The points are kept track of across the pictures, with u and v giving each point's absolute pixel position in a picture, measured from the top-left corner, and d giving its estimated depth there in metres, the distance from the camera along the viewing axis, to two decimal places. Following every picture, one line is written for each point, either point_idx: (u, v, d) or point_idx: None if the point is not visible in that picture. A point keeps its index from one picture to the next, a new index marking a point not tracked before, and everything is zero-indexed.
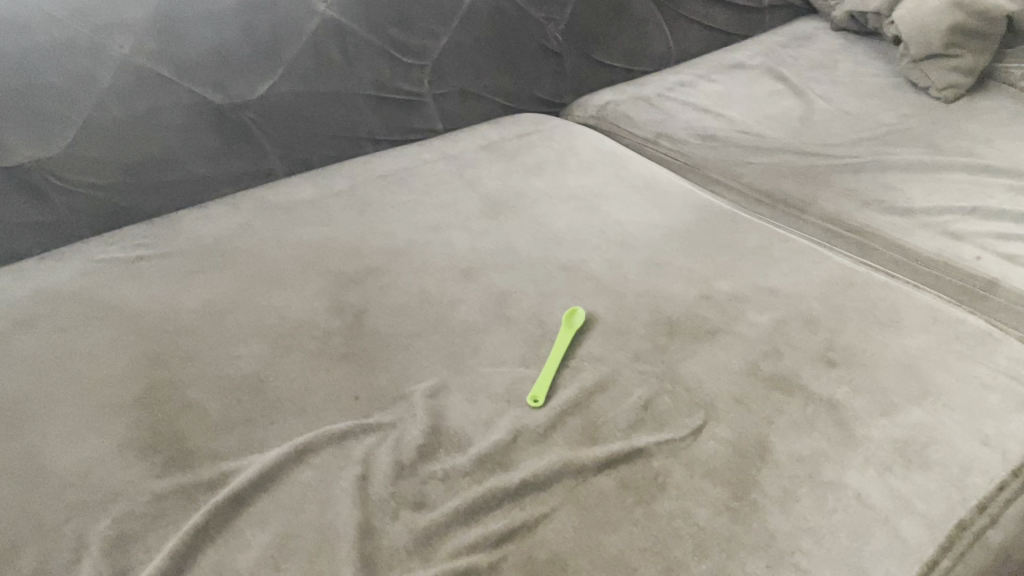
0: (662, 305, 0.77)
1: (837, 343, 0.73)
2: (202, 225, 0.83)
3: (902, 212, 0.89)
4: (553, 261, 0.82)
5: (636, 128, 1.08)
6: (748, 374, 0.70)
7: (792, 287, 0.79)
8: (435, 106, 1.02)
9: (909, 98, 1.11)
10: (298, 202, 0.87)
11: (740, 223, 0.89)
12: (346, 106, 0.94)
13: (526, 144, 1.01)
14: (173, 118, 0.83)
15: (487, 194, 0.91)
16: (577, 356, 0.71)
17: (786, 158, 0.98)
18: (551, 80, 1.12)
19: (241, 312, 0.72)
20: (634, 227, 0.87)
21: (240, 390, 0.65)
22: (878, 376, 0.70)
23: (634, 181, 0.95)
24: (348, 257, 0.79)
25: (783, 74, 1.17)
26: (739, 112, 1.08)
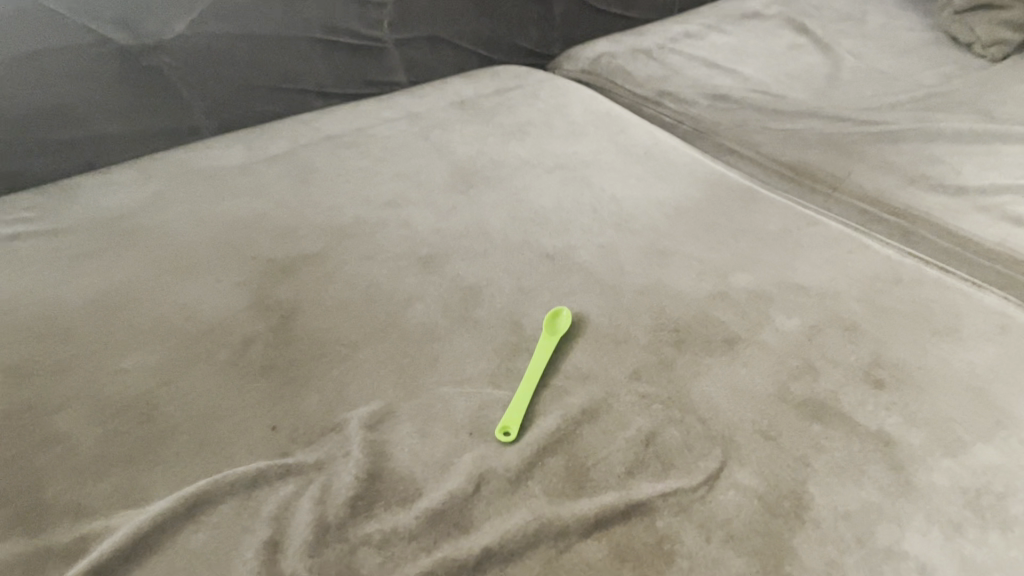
0: (667, 306, 0.62)
1: (884, 358, 0.59)
2: (102, 195, 0.67)
3: (952, 190, 0.74)
4: (534, 247, 0.67)
5: (635, 85, 0.92)
6: (775, 399, 0.55)
7: (826, 283, 0.65)
8: (399, 54, 0.85)
9: (951, 55, 0.96)
10: (224, 167, 0.71)
11: (760, 201, 0.74)
12: (289, 53, 0.77)
13: (505, 102, 0.86)
14: (66, 63, 0.66)
15: (455, 162, 0.75)
16: (560, 373, 0.56)
17: (812, 124, 0.83)
18: (537, 27, 0.96)
19: (137, 309, 0.57)
20: (632, 205, 0.72)
21: (122, 416, 0.50)
22: (936, 403, 0.56)
23: (633, 149, 0.80)
24: (279, 240, 0.64)
25: (805, 27, 1.01)
26: (755, 69, 0.93)
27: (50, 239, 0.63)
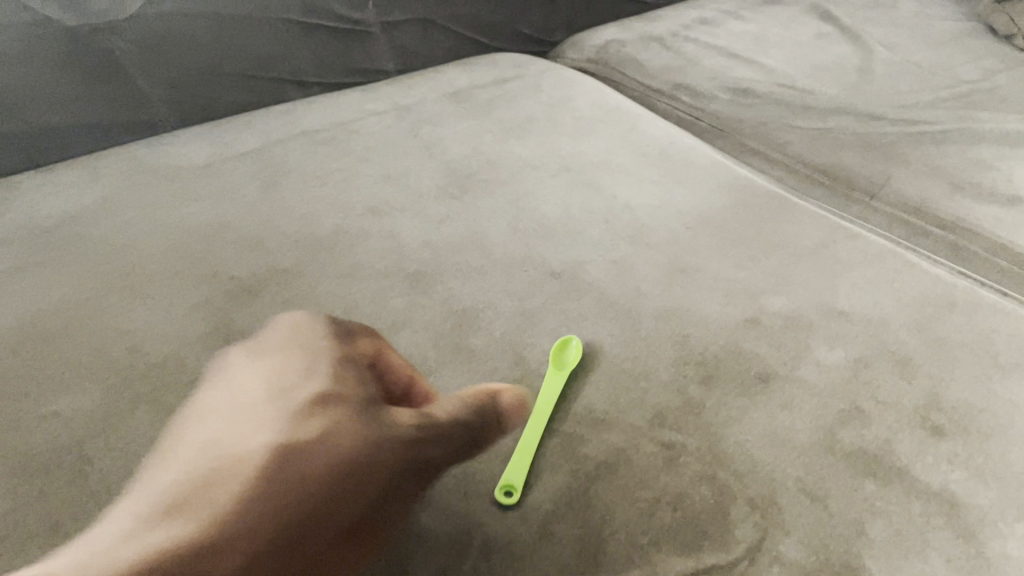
0: (691, 334, 0.54)
1: (943, 399, 0.51)
2: (42, 199, 0.59)
3: (1005, 200, 0.66)
4: (539, 263, 0.58)
5: (647, 77, 0.84)
6: (821, 450, 0.47)
7: (871, 308, 0.57)
8: (385, 39, 0.76)
9: (990, 48, 0.88)
10: (187, 167, 0.63)
11: (791, 210, 0.66)
12: (262, 36, 0.68)
13: (503, 95, 0.77)
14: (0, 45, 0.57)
15: (449, 162, 0.67)
16: (570, 417, 0.48)
17: (844, 123, 0.75)
18: (539, 11, 0.88)
19: (74, 339, 0.49)
20: (648, 214, 0.64)
21: (48, 473, 0.42)
22: (1005, 454, 0.48)
23: (647, 149, 0.72)
24: (245, 254, 0.56)
25: (831, 14, 0.92)
26: (778, 60, 0.85)
27: None
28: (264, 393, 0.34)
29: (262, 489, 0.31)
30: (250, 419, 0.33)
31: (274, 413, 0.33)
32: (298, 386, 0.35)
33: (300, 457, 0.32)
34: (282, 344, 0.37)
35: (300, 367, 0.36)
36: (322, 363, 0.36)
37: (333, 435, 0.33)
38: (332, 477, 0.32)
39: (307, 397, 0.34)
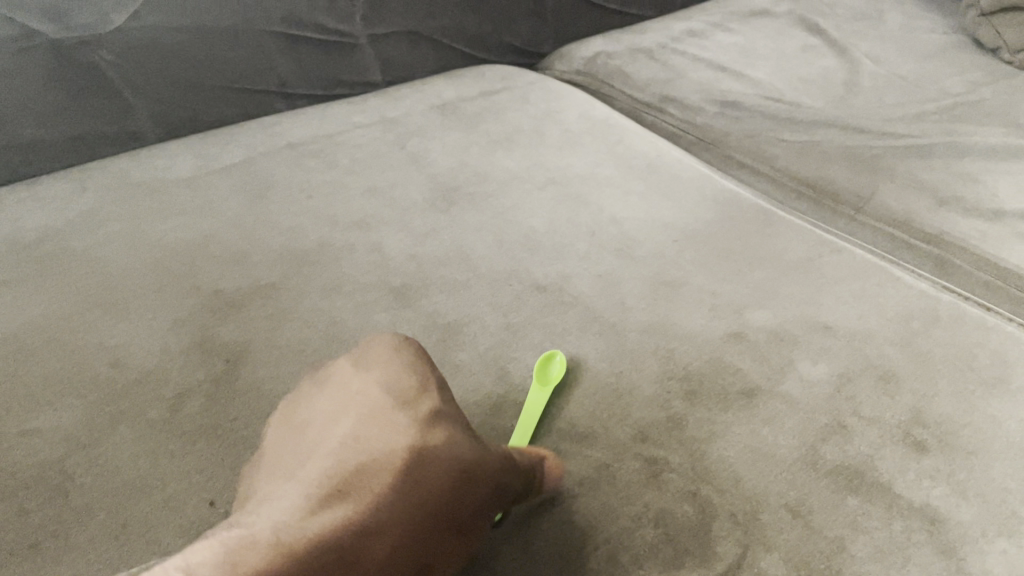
0: (675, 349, 0.54)
1: (925, 414, 0.51)
2: (26, 213, 0.59)
3: (989, 214, 0.66)
4: (525, 277, 0.58)
5: (635, 89, 0.84)
6: (803, 466, 0.47)
7: (856, 323, 0.57)
8: (373, 52, 0.77)
9: (976, 61, 0.88)
10: (171, 180, 0.63)
11: (777, 223, 0.66)
12: (248, 49, 0.68)
13: (491, 107, 0.77)
14: None
15: (435, 175, 0.67)
16: (553, 433, 0.48)
17: (830, 135, 0.76)
18: (527, 24, 0.88)
19: (55, 354, 0.49)
20: (635, 227, 0.64)
21: (28, 490, 0.41)
22: (987, 469, 0.48)
23: (634, 162, 0.72)
24: (228, 268, 0.56)
25: (818, 27, 0.93)
26: (765, 72, 0.85)
27: None
28: (390, 399, 0.36)
29: (407, 484, 0.32)
30: (384, 418, 0.35)
31: (408, 414, 0.35)
32: (420, 394, 0.37)
33: (439, 455, 0.34)
34: (397, 355, 0.39)
35: (415, 378, 0.38)
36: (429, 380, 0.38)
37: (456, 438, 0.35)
38: (462, 478, 0.34)
39: (431, 405, 0.36)
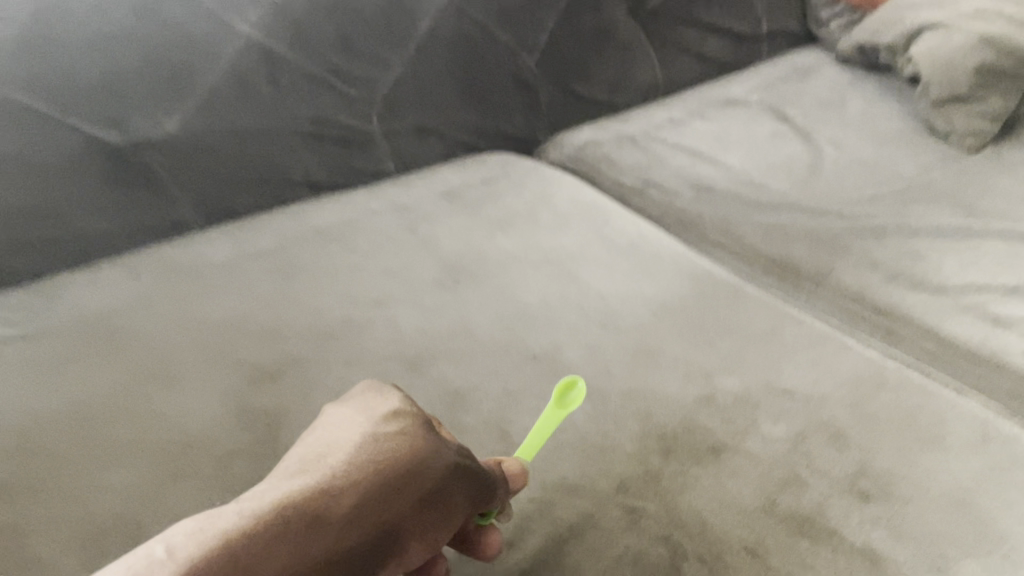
0: (654, 412, 0.62)
1: (870, 468, 0.59)
2: (87, 297, 0.67)
3: (933, 288, 0.75)
4: (522, 348, 0.67)
5: (620, 175, 0.94)
6: (763, 512, 0.55)
7: (813, 388, 0.65)
8: (387, 145, 0.86)
9: (928, 145, 0.97)
10: (212, 264, 0.71)
11: (745, 297, 0.75)
12: (278, 147, 0.78)
13: (491, 193, 0.86)
14: (53, 163, 0.65)
15: (443, 257, 0.76)
16: (547, 486, 0.56)
17: (795, 218, 0.85)
18: (523, 115, 0.97)
19: (121, 422, 0.57)
20: (619, 302, 0.73)
21: (108, 539, 0.49)
22: (922, 515, 0.56)
23: (618, 242, 0.81)
24: (265, 343, 0.64)
25: (786, 115, 1.03)
26: (737, 158, 0.95)
27: (35, 345, 0.62)
28: (355, 410, 0.44)
29: (366, 458, 0.39)
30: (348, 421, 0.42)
31: (367, 416, 0.43)
32: (382, 404, 0.44)
33: (389, 442, 0.41)
34: (363, 387, 0.47)
35: (378, 396, 0.45)
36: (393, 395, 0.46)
37: (409, 430, 0.42)
38: (416, 457, 0.41)
39: (390, 410, 0.44)
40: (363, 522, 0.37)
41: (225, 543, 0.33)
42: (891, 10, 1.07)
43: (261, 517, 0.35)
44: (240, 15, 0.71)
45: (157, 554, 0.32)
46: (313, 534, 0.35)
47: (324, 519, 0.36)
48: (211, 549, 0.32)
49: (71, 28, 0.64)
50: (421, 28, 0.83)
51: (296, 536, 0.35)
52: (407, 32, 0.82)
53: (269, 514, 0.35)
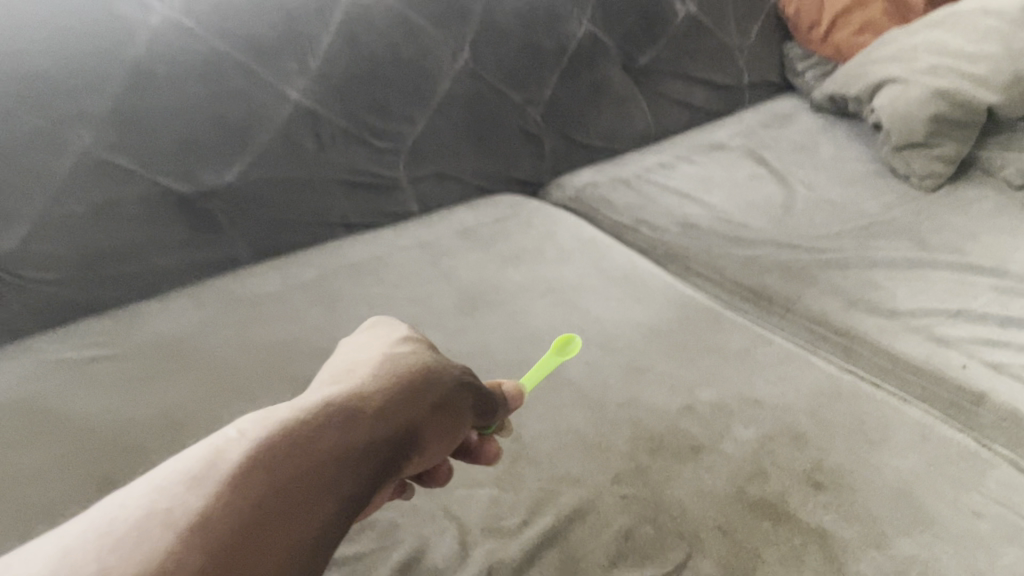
0: (644, 418, 0.74)
1: (825, 464, 0.70)
2: (161, 323, 0.79)
3: (887, 313, 0.87)
4: (531, 364, 0.78)
5: (616, 214, 1.06)
6: (734, 500, 0.66)
7: (780, 398, 0.77)
8: (412, 189, 0.99)
9: (891, 186, 1.10)
10: (264, 294, 0.83)
11: (724, 321, 0.86)
12: (320, 193, 0.90)
13: (502, 231, 0.99)
14: (135, 211, 0.78)
15: (462, 287, 0.88)
16: (553, 477, 0.67)
17: (769, 252, 0.96)
18: (530, 162, 1.10)
19: (200, 426, 0.68)
20: (614, 325, 0.85)
21: None
22: (867, 502, 0.67)
23: (614, 273, 0.93)
24: (315, 360, 0.76)
25: (764, 159, 1.15)
26: (720, 198, 1.07)
27: (122, 363, 0.74)
28: (361, 349, 0.51)
29: (380, 373, 0.46)
30: (360, 356, 0.49)
31: (374, 351, 0.50)
32: (385, 341, 0.51)
33: (404, 360, 0.48)
34: (363, 335, 0.54)
35: (379, 338, 0.52)
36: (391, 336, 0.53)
37: (411, 355, 0.49)
38: (426, 370, 0.47)
39: (391, 346, 0.51)
40: (390, 416, 0.43)
41: (281, 427, 0.39)
42: (857, 65, 1.21)
43: (305, 410, 0.40)
44: (291, 83, 0.83)
45: (226, 439, 0.38)
46: (352, 420, 0.41)
47: (358, 410, 0.42)
48: (268, 432, 0.38)
49: (153, 99, 0.75)
50: (442, 89, 0.96)
51: (338, 421, 0.40)
52: (430, 93, 0.95)
53: (311, 408, 0.41)
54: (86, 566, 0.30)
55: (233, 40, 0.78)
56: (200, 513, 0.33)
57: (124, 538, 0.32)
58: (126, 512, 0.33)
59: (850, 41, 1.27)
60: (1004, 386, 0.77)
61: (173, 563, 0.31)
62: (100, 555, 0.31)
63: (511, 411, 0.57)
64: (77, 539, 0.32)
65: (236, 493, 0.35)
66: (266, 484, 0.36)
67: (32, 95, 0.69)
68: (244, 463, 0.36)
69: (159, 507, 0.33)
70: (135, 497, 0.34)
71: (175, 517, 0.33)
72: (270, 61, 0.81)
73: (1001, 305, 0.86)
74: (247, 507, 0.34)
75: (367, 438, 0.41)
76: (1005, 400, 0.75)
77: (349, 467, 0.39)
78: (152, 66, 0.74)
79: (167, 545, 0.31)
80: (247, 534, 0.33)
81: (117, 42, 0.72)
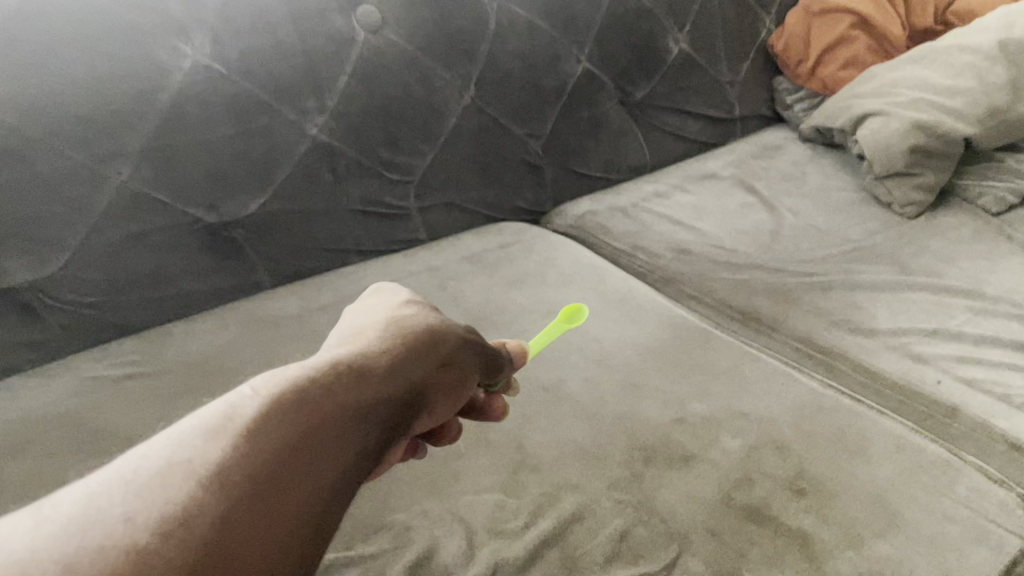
0: (638, 430, 0.79)
1: (807, 472, 0.75)
2: (190, 342, 0.85)
3: (868, 332, 0.92)
4: (534, 380, 0.84)
5: (614, 240, 1.12)
6: (721, 505, 0.72)
7: (765, 411, 0.82)
8: (421, 218, 1.06)
9: (874, 213, 1.16)
10: (284, 316, 0.89)
11: (714, 340, 0.92)
12: (336, 222, 0.97)
13: (506, 256, 1.05)
14: (167, 239, 0.85)
15: (468, 309, 0.94)
16: (553, 483, 0.73)
17: (758, 275, 1.02)
18: (532, 191, 1.17)
19: None
20: (611, 344, 0.90)
21: None
22: (845, 506, 0.72)
23: (612, 295, 0.99)
24: None
25: (754, 188, 1.22)
26: (711, 225, 1.13)
27: (154, 379, 0.79)
28: (367, 314, 0.53)
29: (379, 343, 0.48)
30: (366, 320, 0.52)
31: (371, 320, 0.52)
32: (389, 306, 0.54)
33: (408, 325, 0.51)
34: (366, 300, 0.57)
35: (382, 303, 0.55)
36: (393, 301, 0.56)
37: (409, 324, 0.51)
38: (429, 335, 0.51)
39: (390, 314, 0.53)
40: (385, 385, 0.45)
41: (288, 390, 0.40)
42: (841, 99, 1.28)
43: (309, 374, 0.42)
44: (310, 120, 0.90)
45: (237, 397, 0.39)
46: (353, 388, 0.43)
47: (357, 377, 0.43)
48: (278, 393, 0.39)
49: (185, 137, 0.82)
50: (449, 125, 1.03)
51: (340, 387, 0.42)
52: (439, 129, 1.02)
53: (315, 372, 0.42)
54: (113, 512, 0.31)
55: (258, 82, 0.85)
56: (220, 464, 0.34)
57: (149, 483, 0.33)
58: (149, 461, 0.34)
59: (836, 75, 1.35)
60: (975, 400, 0.82)
61: (198, 510, 0.32)
62: (126, 500, 0.32)
63: (516, 369, 0.64)
64: (102, 483, 0.33)
65: (252, 448, 0.36)
66: (279, 442, 0.37)
67: (77, 134, 0.75)
68: (257, 421, 0.37)
69: (180, 457, 0.34)
70: (156, 447, 0.35)
71: (196, 467, 0.34)
72: (291, 100, 0.88)
73: (975, 324, 0.92)
74: (262, 462, 0.36)
75: (364, 406, 0.43)
76: (977, 413, 0.80)
77: (349, 434, 0.41)
78: (184, 107, 0.81)
79: (192, 493, 0.33)
80: (262, 488, 0.35)
81: (153, 86, 0.78)
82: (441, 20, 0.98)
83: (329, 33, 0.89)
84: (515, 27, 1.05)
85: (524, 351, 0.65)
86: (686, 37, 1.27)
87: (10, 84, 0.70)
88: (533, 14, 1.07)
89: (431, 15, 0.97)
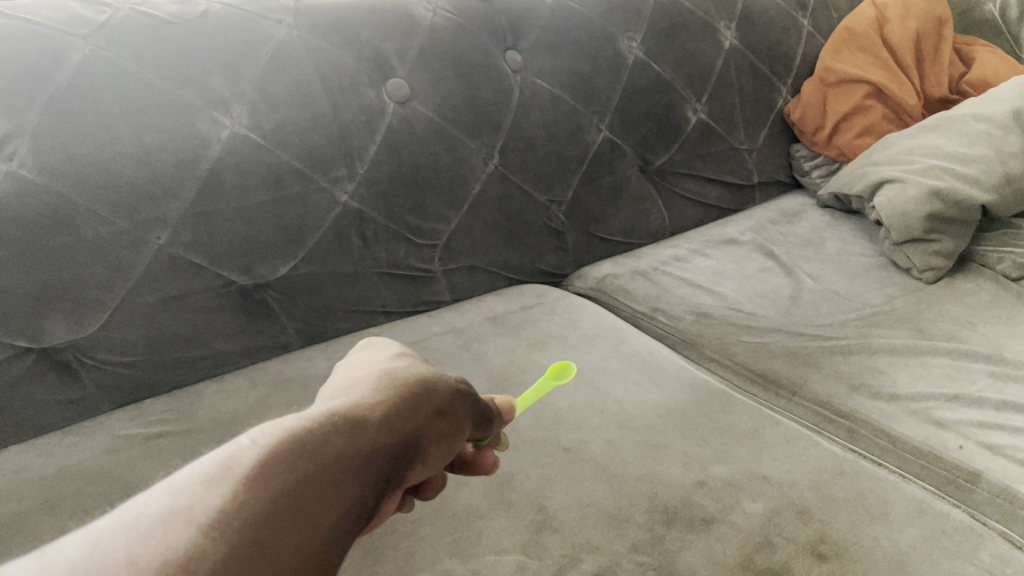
0: (660, 491, 0.79)
1: (829, 535, 0.75)
2: (220, 402, 0.87)
3: (887, 396, 0.93)
4: (555, 442, 0.85)
5: (634, 302, 1.14)
6: (742, 568, 0.71)
7: (786, 474, 0.82)
8: (445, 280, 1.09)
9: (893, 278, 1.17)
10: (311, 376, 0.91)
11: (734, 404, 0.93)
12: (364, 284, 1.00)
13: (528, 318, 1.07)
14: (200, 301, 0.88)
15: (491, 369, 0.95)
16: (574, 545, 0.73)
17: (778, 339, 1.04)
18: (554, 254, 1.20)
19: None
20: (632, 406, 0.91)
21: None
22: (868, 571, 0.71)
23: (633, 357, 1.00)
24: None
25: (773, 253, 1.24)
26: (730, 289, 1.15)
27: (185, 437, 0.81)
28: (362, 367, 0.54)
29: (377, 391, 0.48)
30: (362, 371, 0.53)
31: (369, 371, 0.52)
32: (385, 360, 0.55)
33: (405, 373, 0.51)
34: (361, 354, 0.58)
35: (379, 357, 0.56)
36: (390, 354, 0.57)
37: (407, 373, 0.51)
38: (428, 382, 0.51)
39: (385, 366, 0.53)
40: (385, 432, 0.45)
41: (290, 435, 0.40)
42: (859, 167, 1.30)
43: (309, 421, 0.42)
44: (341, 187, 0.94)
45: (237, 444, 0.39)
46: (351, 434, 0.43)
47: (357, 424, 0.43)
48: (278, 438, 0.40)
49: (222, 204, 0.85)
50: (474, 190, 1.07)
51: (339, 433, 0.42)
52: (464, 194, 1.06)
53: (315, 419, 0.42)
54: (116, 557, 0.32)
55: (293, 151, 0.89)
56: (219, 510, 0.35)
57: (150, 530, 0.34)
58: (151, 509, 0.35)
59: (852, 142, 1.37)
60: (1000, 466, 0.82)
61: (196, 556, 0.33)
62: (127, 544, 0.33)
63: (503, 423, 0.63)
64: (106, 531, 0.34)
65: (251, 494, 0.36)
66: (278, 489, 0.37)
67: (120, 200, 0.79)
68: (255, 467, 0.38)
69: (181, 505, 0.35)
70: (157, 496, 0.36)
71: (197, 514, 0.35)
72: (324, 168, 0.91)
73: (995, 390, 0.92)
74: (260, 510, 0.36)
75: (364, 451, 0.42)
76: (999, 479, 0.80)
77: (349, 481, 0.41)
78: (222, 175, 0.84)
79: (191, 540, 0.34)
80: (260, 534, 0.35)
81: (193, 156, 0.82)
82: (466, 92, 1.02)
83: (361, 105, 0.94)
84: (537, 98, 1.10)
85: (512, 405, 0.66)
86: (704, 107, 1.31)
87: (60, 154, 0.75)
88: (554, 85, 1.11)
89: (457, 88, 1.02)
